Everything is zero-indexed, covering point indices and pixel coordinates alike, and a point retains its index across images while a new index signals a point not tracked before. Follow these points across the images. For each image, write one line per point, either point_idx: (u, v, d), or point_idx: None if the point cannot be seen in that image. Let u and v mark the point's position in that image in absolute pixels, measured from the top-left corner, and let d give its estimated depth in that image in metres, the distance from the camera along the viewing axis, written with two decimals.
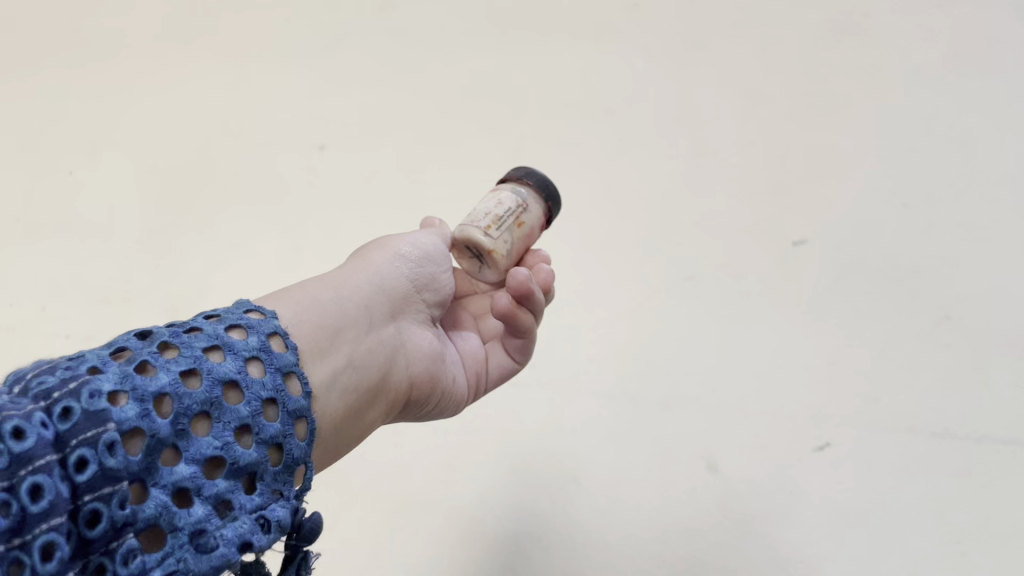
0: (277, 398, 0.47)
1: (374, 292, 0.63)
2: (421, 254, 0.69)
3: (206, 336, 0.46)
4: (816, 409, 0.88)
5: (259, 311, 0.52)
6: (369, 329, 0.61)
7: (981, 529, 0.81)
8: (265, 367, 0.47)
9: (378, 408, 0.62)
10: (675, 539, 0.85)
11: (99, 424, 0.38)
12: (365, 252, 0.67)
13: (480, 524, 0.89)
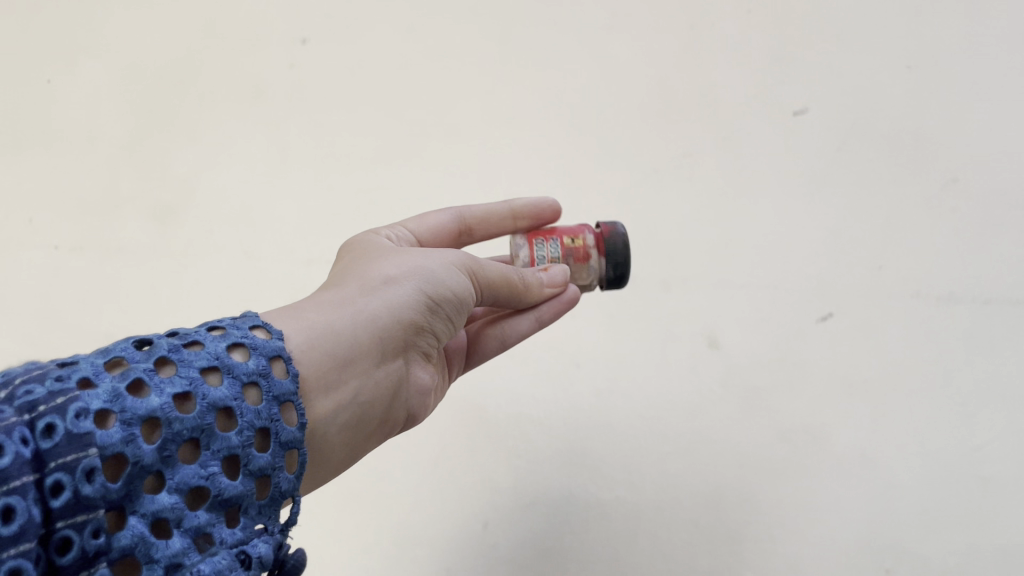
0: (269, 428, 0.48)
1: (391, 328, 0.61)
2: (443, 285, 0.64)
3: (205, 357, 0.47)
4: (820, 280, 0.87)
5: (265, 329, 0.53)
6: (378, 364, 0.61)
7: (986, 391, 0.80)
8: (261, 395, 0.48)
9: (378, 430, 0.64)
10: (678, 417, 0.87)
11: (80, 449, 0.38)
12: (389, 272, 0.64)
13: (484, 412, 0.92)
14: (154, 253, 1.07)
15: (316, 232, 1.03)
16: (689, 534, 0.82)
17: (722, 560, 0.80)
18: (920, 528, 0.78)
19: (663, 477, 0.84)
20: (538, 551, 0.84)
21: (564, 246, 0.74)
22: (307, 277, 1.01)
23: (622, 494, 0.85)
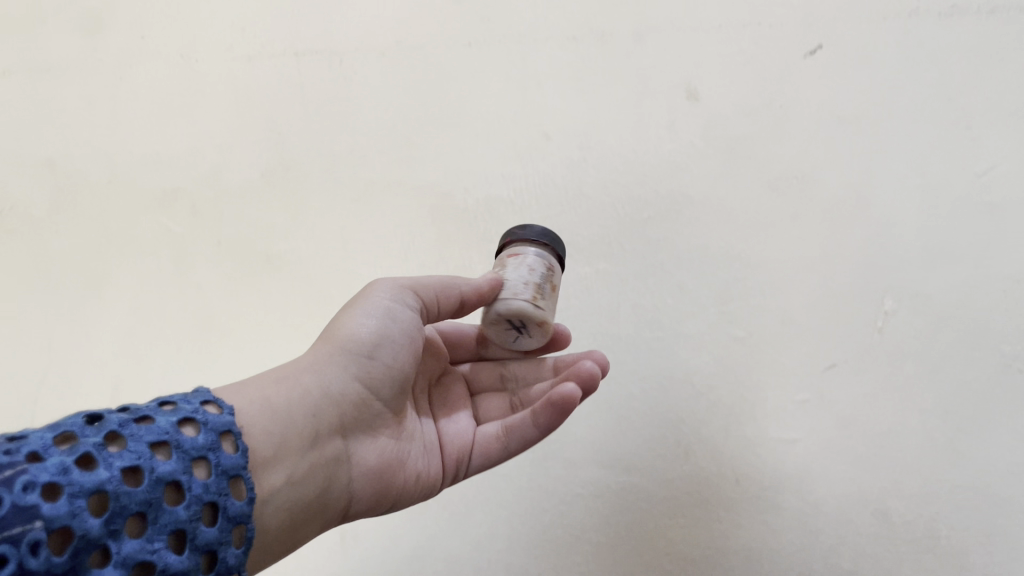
0: (219, 503, 0.43)
1: (320, 397, 0.53)
2: (376, 335, 0.57)
3: (156, 429, 0.42)
4: (805, 12, 0.81)
5: (217, 404, 0.47)
6: (310, 441, 0.52)
7: (994, 108, 0.74)
8: (212, 469, 0.43)
9: (315, 525, 0.53)
10: (656, 178, 0.81)
11: (27, 520, 0.34)
12: (326, 337, 0.57)
13: (452, 198, 0.86)
14: (89, 68, 1.02)
15: (257, 29, 0.98)
16: (673, 299, 0.78)
17: (710, 322, 0.77)
18: (921, 263, 0.73)
19: (644, 242, 0.80)
20: None
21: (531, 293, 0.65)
22: (252, 73, 0.97)
23: (603, 266, 0.81)
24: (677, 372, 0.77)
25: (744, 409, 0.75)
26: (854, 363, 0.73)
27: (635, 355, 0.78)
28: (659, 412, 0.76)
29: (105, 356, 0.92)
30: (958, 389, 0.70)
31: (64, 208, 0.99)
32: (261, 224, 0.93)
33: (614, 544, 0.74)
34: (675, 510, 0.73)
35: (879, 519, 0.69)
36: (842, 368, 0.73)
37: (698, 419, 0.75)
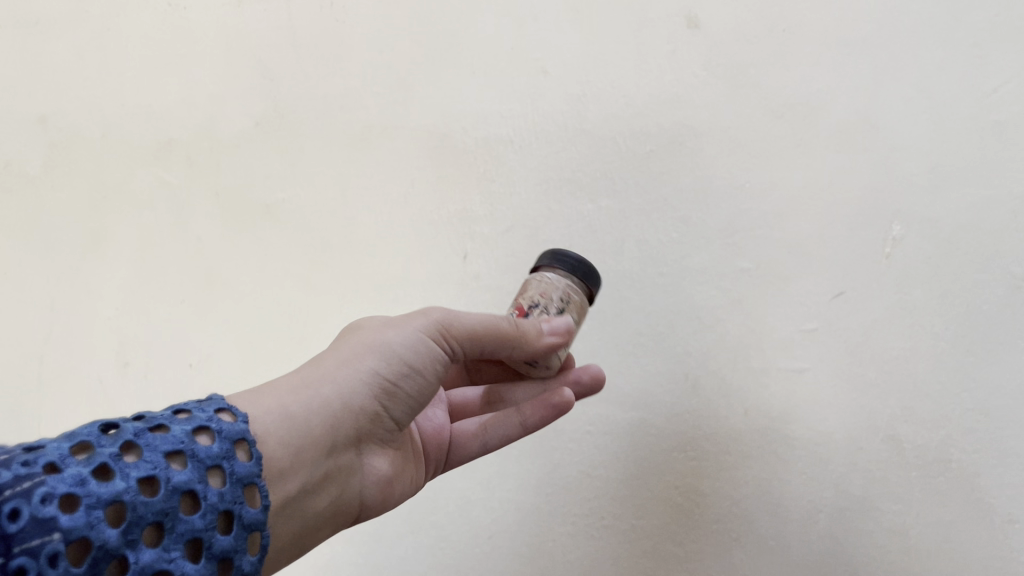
0: (232, 510, 0.47)
1: (343, 415, 0.57)
2: (402, 363, 0.59)
3: (171, 439, 0.47)
4: None
5: (231, 411, 0.51)
6: (327, 454, 0.56)
7: (1007, 23, 0.69)
8: (224, 479, 0.47)
9: (327, 527, 0.59)
10: (659, 110, 0.79)
11: (45, 532, 0.39)
12: (349, 351, 0.59)
13: (451, 140, 0.85)
14: (74, 17, 1.00)
15: None
16: (678, 233, 0.78)
17: (715, 255, 0.76)
18: (930, 187, 0.71)
19: (647, 177, 0.79)
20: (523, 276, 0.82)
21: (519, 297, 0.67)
22: (239, 16, 0.94)
23: (606, 203, 0.80)
24: (683, 308, 0.78)
25: (751, 341, 0.75)
26: (864, 290, 0.72)
27: (640, 293, 0.79)
28: (668, 348, 0.78)
29: (116, 311, 0.97)
30: (970, 312, 0.69)
31: (60, 162, 1.00)
32: (259, 173, 0.92)
33: (627, 480, 0.79)
34: (686, 444, 0.77)
35: (888, 444, 0.71)
36: (851, 295, 0.72)
37: (705, 353, 0.77)
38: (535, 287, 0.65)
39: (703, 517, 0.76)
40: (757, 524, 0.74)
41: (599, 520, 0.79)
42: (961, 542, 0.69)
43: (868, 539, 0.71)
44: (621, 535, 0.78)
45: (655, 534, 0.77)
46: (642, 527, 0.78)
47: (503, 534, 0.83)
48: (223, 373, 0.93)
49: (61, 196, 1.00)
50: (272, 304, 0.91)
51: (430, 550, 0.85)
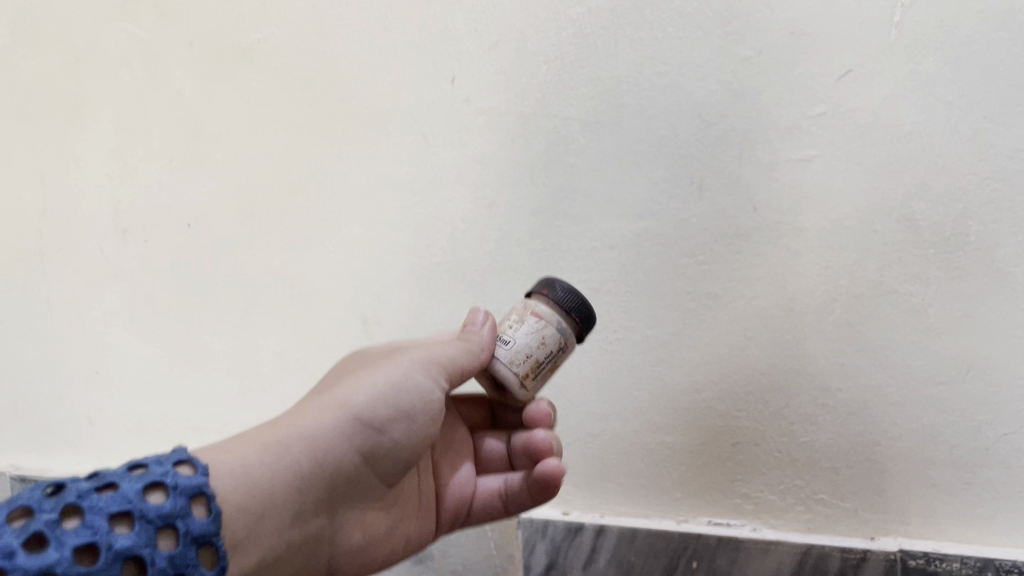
0: (184, 571, 0.48)
1: (315, 472, 0.59)
2: (388, 408, 0.62)
3: (116, 500, 0.48)
4: None
5: (191, 464, 0.52)
6: (295, 518, 0.57)
7: None
8: (174, 538, 0.48)
9: None
10: None
11: None
12: (329, 406, 0.61)
13: None
14: None
15: None
16: (674, 27, 0.73)
17: (715, 46, 0.72)
18: None
19: None
20: (517, 93, 0.79)
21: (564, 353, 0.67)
22: None
23: (596, 5, 0.75)
24: (684, 106, 0.74)
25: (756, 133, 0.72)
26: (872, 67, 0.68)
27: (638, 97, 0.75)
28: (669, 151, 0.75)
29: (106, 179, 0.96)
30: (985, 78, 0.65)
31: (26, 28, 0.96)
32: (230, 16, 0.88)
33: (636, 292, 0.78)
34: (696, 248, 0.75)
35: (903, 225, 0.69)
36: (860, 73, 0.68)
37: (710, 152, 0.73)
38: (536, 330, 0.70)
39: (714, 318, 0.75)
40: (770, 320, 0.74)
41: (612, 334, 0.80)
42: (979, 317, 0.68)
43: (883, 320, 0.70)
44: (633, 346, 0.79)
45: (666, 341, 0.78)
46: (654, 336, 0.78)
47: None
48: (220, 229, 0.92)
49: (33, 64, 0.96)
50: (258, 154, 0.89)
51: None
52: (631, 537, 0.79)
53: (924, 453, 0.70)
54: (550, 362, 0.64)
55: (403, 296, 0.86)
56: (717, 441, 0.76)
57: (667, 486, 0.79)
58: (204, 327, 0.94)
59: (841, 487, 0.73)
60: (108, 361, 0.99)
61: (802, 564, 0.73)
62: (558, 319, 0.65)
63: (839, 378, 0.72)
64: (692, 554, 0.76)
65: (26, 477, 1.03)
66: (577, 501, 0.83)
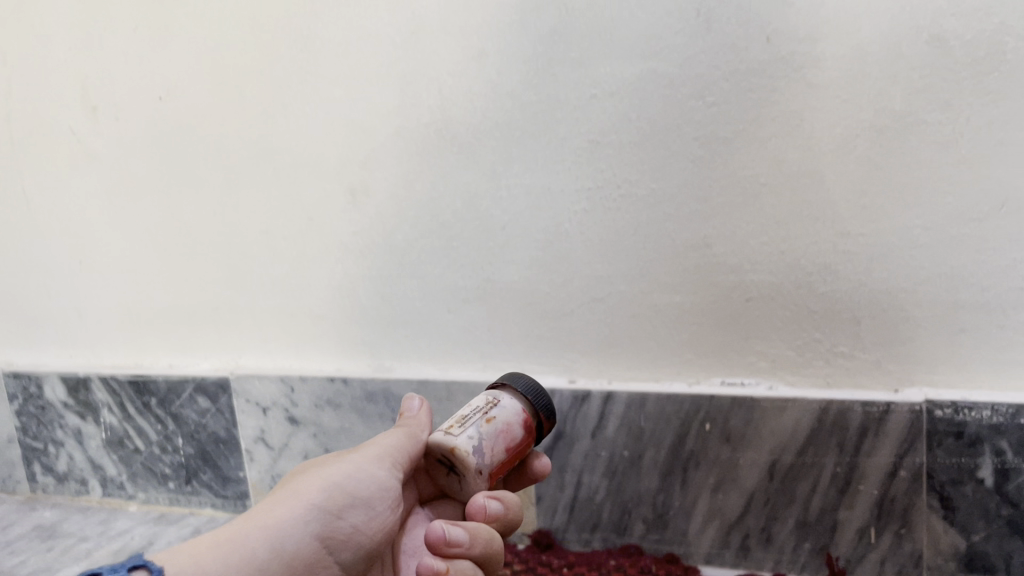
0: None
1: (273, 561, 0.52)
2: (343, 494, 0.56)
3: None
4: None
5: (145, 567, 0.47)
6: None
7: None
8: None
9: None
10: None
11: None
12: (285, 497, 0.55)
13: None
14: None
15: None
16: None
17: None
18: None
19: None
20: None
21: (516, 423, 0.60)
22: None
23: None
24: None
25: None
26: None
27: None
28: None
29: (70, 53, 0.89)
30: None
31: None
32: None
33: (640, 142, 0.71)
34: (704, 89, 0.68)
35: (933, 46, 0.62)
36: None
37: None
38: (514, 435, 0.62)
39: (725, 166, 0.69)
40: (787, 164, 0.68)
41: (616, 190, 0.73)
42: (1015, 145, 0.62)
43: (909, 156, 0.64)
44: (638, 202, 0.73)
45: (674, 194, 0.71)
46: (660, 190, 0.72)
47: (516, 223, 0.77)
48: (194, 102, 0.86)
49: None
50: (228, 14, 0.82)
51: (444, 252, 0.80)
52: (640, 402, 0.75)
53: (953, 297, 0.65)
54: (479, 411, 0.59)
55: (390, 162, 0.80)
56: (730, 298, 0.72)
57: (677, 346, 0.75)
58: (186, 209, 0.89)
59: (863, 338, 0.68)
60: (92, 250, 0.94)
61: (821, 421, 0.69)
62: (495, 392, 0.62)
63: (861, 222, 0.66)
64: (705, 416, 0.73)
65: (19, 371, 1.00)
66: (583, 369, 0.79)
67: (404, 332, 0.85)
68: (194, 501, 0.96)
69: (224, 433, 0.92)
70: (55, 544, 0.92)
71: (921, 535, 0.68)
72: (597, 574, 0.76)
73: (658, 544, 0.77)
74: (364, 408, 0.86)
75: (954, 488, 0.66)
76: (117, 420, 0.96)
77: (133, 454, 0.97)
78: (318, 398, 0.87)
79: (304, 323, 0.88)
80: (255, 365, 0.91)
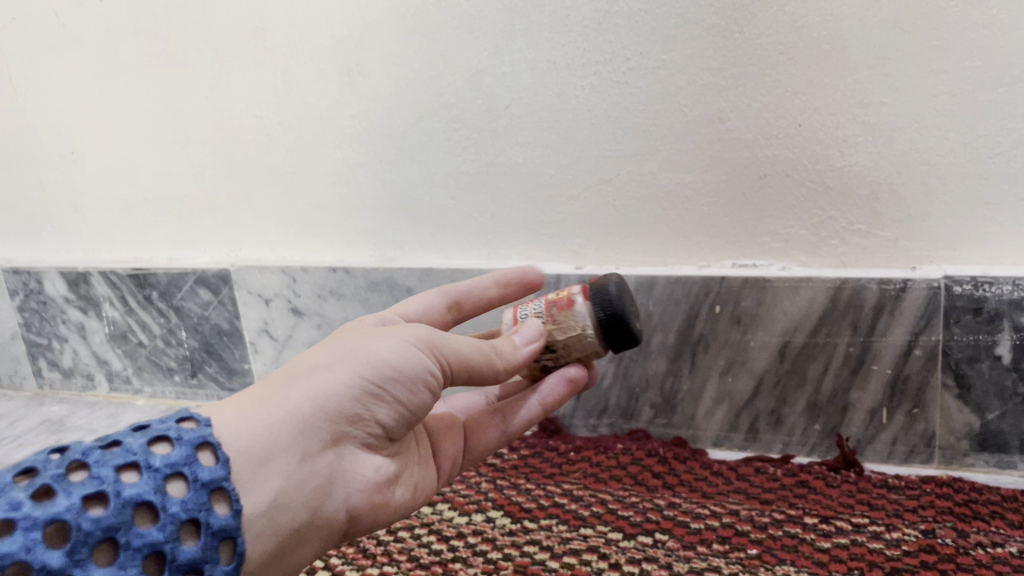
0: (199, 518, 0.38)
1: (316, 418, 0.44)
2: (388, 368, 0.45)
3: (122, 453, 0.39)
4: None
5: (194, 418, 0.43)
6: (300, 461, 0.43)
7: None
8: (188, 485, 0.39)
9: (309, 541, 0.45)
10: None
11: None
12: (332, 355, 0.46)
13: None
14: None
15: None
16: None
17: None
18: None
19: None
20: None
21: (547, 303, 0.54)
22: None
23: None
24: None
25: None
26: None
27: None
28: None
29: None
30: None
31: None
32: None
33: (650, 10, 0.67)
34: None
35: None
36: None
37: None
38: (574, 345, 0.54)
39: (742, 34, 0.65)
40: (807, 29, 0.63)
41: (625, 64, 0.69)
42: None
43: (938, 17, 0.60)
44: (648, 76, 0.69)
45: (687, 66, 0.67)
46: (672, 62, 0.68)
47: (520, 103, 0.74)
48: None
49: None
50: None
51: (446, 135, 0.77)
52: (649, 286, 0.73)
53: (978, 169, 0.62)
54: None
55: (387, 39, 0.76)
56: (744, 176, 0.68)
57: (687, 228, 0.72)
58: (178, 95, 0.86)
59: (882, 215, 0.66)
60: (83, 142, 0.92)
61: (835, 301, 0.67)
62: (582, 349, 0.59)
63: (884, 91, 0.63)
64: (715, 299, 0.71)
65: (18, 267, 0.99)
66: (591, 256, 0.76)
67: (406, 219, 0.82)
68: (201, 393, 0.96)
69: (227, 325, 0.91)
70: (64, 436, 0.92)
71: (934, 414, 0.67)
72: (605, 458, 0.76)
73: (665, 429, 0.77)
74: (367, 299, 0.84)
75: (970, 366, 0.65)
76: (120, 314, 0.95)
77: (137, 348, 0.96)
78: (321, 289, 0.86)
79: (304, 213, 0.86)
80: (256, 258, 0.89)
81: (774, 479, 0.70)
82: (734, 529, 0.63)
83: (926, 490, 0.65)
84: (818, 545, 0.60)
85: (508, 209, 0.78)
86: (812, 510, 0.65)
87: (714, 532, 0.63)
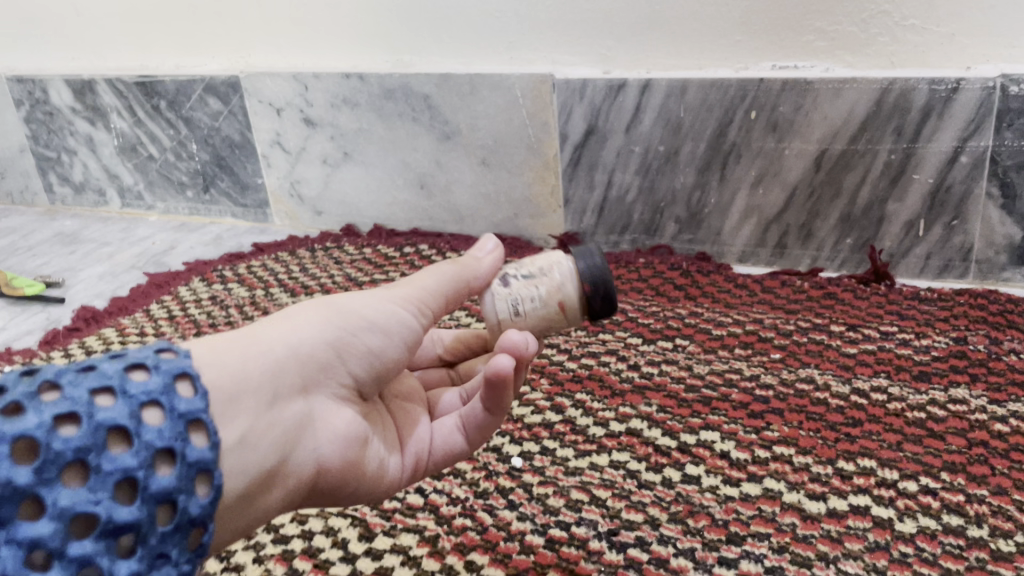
0: (177, 450, 0.29)
1: (291, 361, 0.35)
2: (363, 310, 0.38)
3: (96, 375, 0.30)
4: None
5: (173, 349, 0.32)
6: (272, 403, 0.34)
7: None
8: (166, 413, 0.30)
9: (271, 495, 0.34)
10: None
11: None
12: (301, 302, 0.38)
13: None
14: None
15: None
16: None
17: None
18: None
19: None
20: None
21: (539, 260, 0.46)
22: None
23: None
24: None
25: None
26: None
27: None
28: None
29: None
30: None
31: None
32: None
33: None
34: None
35: None
36: None
37: None
38: (536, 327, 0.44)
39: None
40: None
41: None
42: None
43: None
44: None
45: None
46: None
47: None
48: None
49: None
50: None
51: None
52: (681, 91, 0.69)
53: None
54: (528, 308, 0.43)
55: None
56: None
57: (727, 26, 0.66)
58: None
59: (939, 8, 0.61)
60: None
61: (880, 104, 0.63)
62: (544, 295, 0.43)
63: None
64: (752, 104, 0.67)
65: (21, 76, 0.95)
66: (620, 59, 0.71)
67: (422, 22, 0.77)
68: (214, 210, 0.94)
69: (239, 137, 0.88)
70: (78, 248, 0.91)
71: (975, 227, 0.65)
72: (625, 272, 0.74)
73: (689, 245, 0.75)
74: (382, 107, 0.80)
75: (1019, 174, 0.62)
76: (129, 126, 0.92)
77: (148, 162, 0.94)
78: (334, 97, 0.82)
79: (315, 16, 0.80)
80: (265, 65, 0.85)
81: (800, 292, 0.68)
82: (758, 336, 0.62)
83: (960, 302, 0.63)
84: (843, 351, 0.59)
85: (532, 8, 0.72)
86: (838, 320, 0.63)
87: (737, 338, 0.62)
